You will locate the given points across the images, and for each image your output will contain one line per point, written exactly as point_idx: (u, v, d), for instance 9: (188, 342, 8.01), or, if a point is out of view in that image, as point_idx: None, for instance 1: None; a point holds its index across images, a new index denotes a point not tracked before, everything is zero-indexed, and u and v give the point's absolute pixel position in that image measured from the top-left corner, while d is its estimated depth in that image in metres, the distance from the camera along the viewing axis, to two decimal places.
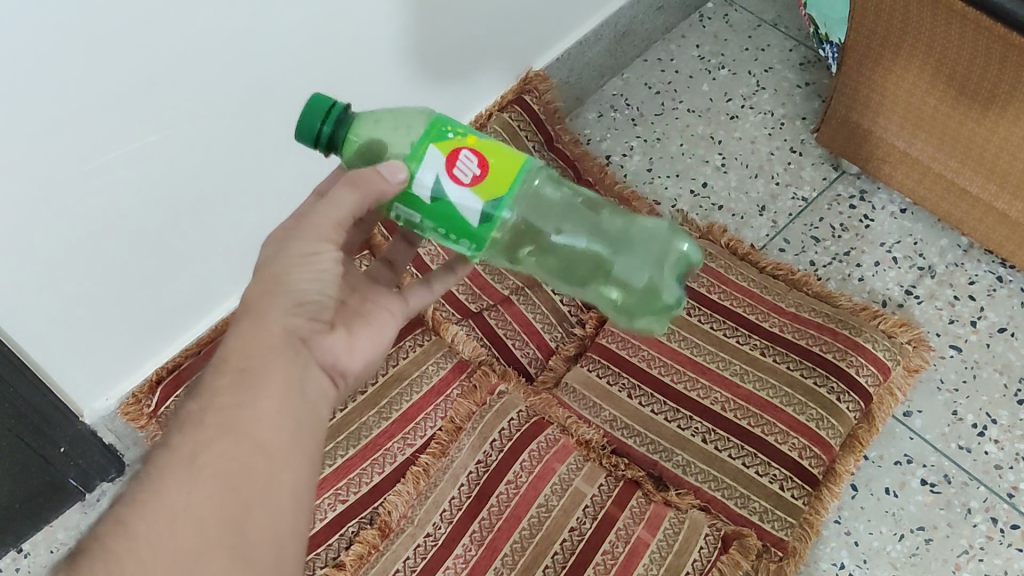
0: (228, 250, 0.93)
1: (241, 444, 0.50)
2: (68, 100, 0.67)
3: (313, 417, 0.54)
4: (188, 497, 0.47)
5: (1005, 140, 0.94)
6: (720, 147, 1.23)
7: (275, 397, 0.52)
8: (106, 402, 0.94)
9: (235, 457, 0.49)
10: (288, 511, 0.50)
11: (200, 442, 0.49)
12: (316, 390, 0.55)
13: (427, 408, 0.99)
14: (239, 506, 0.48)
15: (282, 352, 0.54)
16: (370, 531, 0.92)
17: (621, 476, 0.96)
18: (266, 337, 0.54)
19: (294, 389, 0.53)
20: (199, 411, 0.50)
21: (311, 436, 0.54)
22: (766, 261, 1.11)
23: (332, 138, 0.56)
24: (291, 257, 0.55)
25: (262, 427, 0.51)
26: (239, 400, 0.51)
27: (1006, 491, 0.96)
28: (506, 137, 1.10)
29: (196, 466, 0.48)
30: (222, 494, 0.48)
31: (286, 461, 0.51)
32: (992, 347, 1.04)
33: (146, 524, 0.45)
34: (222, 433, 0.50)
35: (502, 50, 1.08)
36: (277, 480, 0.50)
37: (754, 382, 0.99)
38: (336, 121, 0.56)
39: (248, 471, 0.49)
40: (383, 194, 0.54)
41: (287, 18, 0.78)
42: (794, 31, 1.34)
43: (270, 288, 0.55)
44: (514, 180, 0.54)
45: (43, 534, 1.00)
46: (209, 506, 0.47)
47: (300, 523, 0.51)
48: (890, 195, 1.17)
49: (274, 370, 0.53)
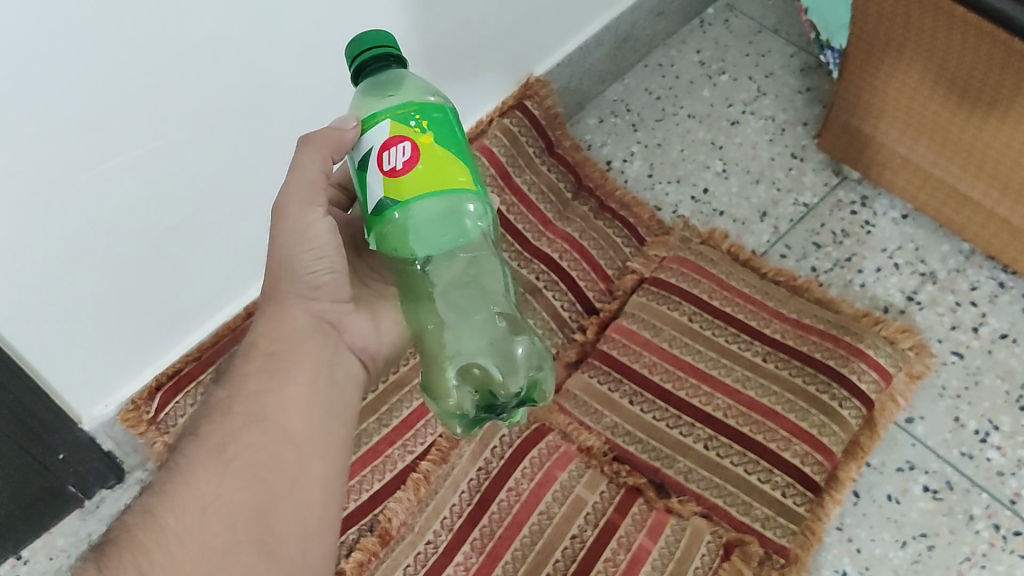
0: (227, 257, 0.92)
1: (266, 428, 0.58)
2: (69, 107, 0.67)
3: (337, 405, 0.63)
4: (216, 482, 0.55)
5: (1007, 145, 0.94)
6: (721, 152, 1.23)
7: (296, 386, 0.61)
8: (105, 408, 0.93)
9: (260, 442, 0.58)
10: (316, 498, 0.58)
11: (230, 433, 0.58)
12: (339, 376, 0.65)
13: (427, 415, 0.99)
14: (269, 494, 0.56)
15: (308, 337, 0.63)
16: (370, 539, 0.91)
17: (621, 483, 0.95)
18: (290, 327, 0.63)
19: (316, 376, 0.62)
20: (229, 400, 0.59)
21: (334, 426, 0.62)
22: (767, 267, 1.10)
23: (359, 68, 0.60)
24: (288, 240, 0.62)
25: (285, 412, 0.59)
26: (264, 390, 0.60)
27: (1008, 498, 0.95)
28: (508, 143, 1.12)
29: (225, 450, 0.57)
30: (248, 475, 0.56)
31: (311, 451, 0.59)
32: (993, 353, 1.04)
33: (173, 511, 0.53)
34: (248, 419, 0.58)
35: (504, 57, 1.08)
36: (304, 467, 0.58)
37: (757, 389, 0.99)
38: (376, 57, 0.59)
39: (276, 461, 0.57)
40: (338, 142, 0.60)
41: (287, 23, 0.78)
42: (794, 36, 1.34)
43: (282, 272, 0.63)
44: (419, 192, 0.55)
45: (41, 541, 1.00)
46: (235, 487, 0.55)
47: (331, 506, 0.59)
48: (891, 201, 1.17)
49: (296, 358, 0.62)
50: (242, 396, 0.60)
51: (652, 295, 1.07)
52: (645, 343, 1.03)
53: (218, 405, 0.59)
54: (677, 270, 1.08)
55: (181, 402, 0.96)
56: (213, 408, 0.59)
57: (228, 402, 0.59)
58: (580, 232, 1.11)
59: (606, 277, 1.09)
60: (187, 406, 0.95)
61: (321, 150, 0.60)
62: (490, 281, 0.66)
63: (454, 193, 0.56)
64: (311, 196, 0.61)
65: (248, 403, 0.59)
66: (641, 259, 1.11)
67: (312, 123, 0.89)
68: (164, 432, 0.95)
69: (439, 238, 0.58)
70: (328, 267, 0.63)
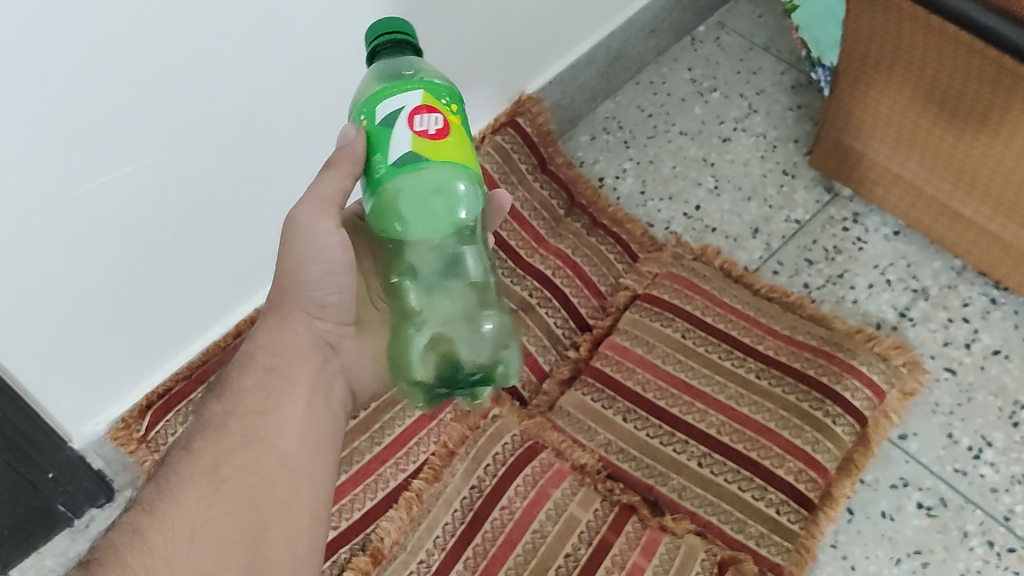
0: (216, 275, 0.92)
1: (260, 450, 0.59)
2: (57, 124, 0.67)
3: (330, 428, 0.64)
4: (206, 503, 0.55)
5: (998, 163, 0.94)
6: (713, 170, 1.23)
7: (291, 408, 0.62)
8: (94, 427, 0.92)
9: (253, 465, 0.58)
10: (306, 524, 0.59)
11: (223, 455, 0.58)
12: (333, 400, 0.66)
13: (419, 433, 0.98)
14: (259, 520, 0.56)
15: (310, 355, 0.65)
16: (361, 558, 0.91)
17: (615, 501, 0.95)
18: (294, 345, 0.65)
19: (311, 399, 0.63)
20: (224, 416, 0.60)
21: (325, 454, 0.62)
22: (760, 283, 1.10)
23: (376, 49, 0.60)
24: (300, 251, 0.63)
25: (280, 435, 0.60)
26: (260, 409, 0.61)
27: (1002, 514, 0.95)
28: (501, 160, 1.12)
29: (218, 471, 0.57)
30: (239, 499, 0.56)
31: (304, 477, 0.60)
32: (986, 369, 1.04)
33: (163, 532, 0.53)
34: (243, 438, 0.59)
35: (493, 75, 1.08)
36: (296, 494, 0.59)
37: (750, 405, 0.98)
38: (394, 40, 0.60)
39: (267, 487, 0.58)
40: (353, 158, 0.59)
41: (277, 42, 0.78)
42: (785, 54, 1.34)
43: (292, 287, 0.65)
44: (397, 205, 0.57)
45: (31, 560, 0.99)
46: (225, 511, 0.55)
47: (318, 532, 0.60)
48: (883, 217, 1.17)
49: (293, 379, 0.63)
50: (238, 414, 0.60)
51: (645, 311, 1.07)
52: (639, 360, 1.03)
53: (213, 422, 0.60)
54: (670, 286, 1.08)
55: (171, 421, 0.95)
56: (207, 424, 0.60)
57: (223, 418, 0.60)
58: (572, 249, 1.11)
59: (599, 293, 1.09)
60: (178, 424, 0.95)
61: (341, 169, 0.59)
62: (467, 263, 0.66)
63: (394, 179, 0.56)
64: (327, 210, 0.62)
65: (243, 423, 0.60)
66: (634, 275, 1.11)
67: (303, 141, 0.89)
68: (154, 450, 0.95)
69: (437, 212, 0.58)
70: (335, 286, 0.65)
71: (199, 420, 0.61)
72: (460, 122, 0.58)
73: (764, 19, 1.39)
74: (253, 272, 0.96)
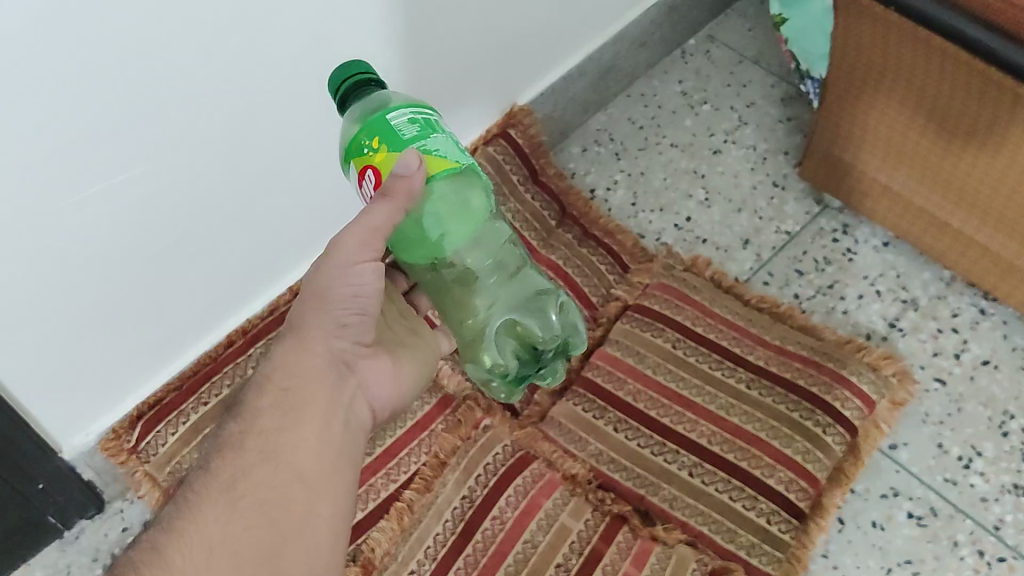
0: (207, 287, 0.92)
1: (277, 467, 0.59)
2: (49, 133, 0.67)
3: (353, 444, 0.64)
4: (223, 522, 0.55)
5: (986, 175, 0.95)
6: (703, 181, 1.24)
7: (308, 427, 0.61)
8: (85, 438, 0.92)
9: (271, 481, 0.58)
10: (325, 540, 0.59)
11: (241, 475, 0.58)
12: (350, 419, 0.65)
13: (411, 443, 0.98)
14: (277, 538, 0.57)
15: (329, 376, 0.64)
16: (353, 569, 0.91)
17: (607, 511, 0.94)
18: (312, 363, 0.63)
19: (329, 416, 0.62)
20: (242, 435, 0.60)
21: (346, 469, 0.63)
22: (751, 294, 1.11)
23: (342, 99, 0.62)
24: (332, 272, 0.62)
25: (299, 452, 0.60)
26: (279, 427, 0.60)
27: (993, 524, 0.95)
28: (493, 172, 1.13)
29: (235, 488, 0.57)
30: (257, 516, 0.56)
31: (324, 494, 0.60)
32: (976, 379, 1.04)
33: (182, 551, 0.53)
34: (260, 457, 0.59)
35: (486, 86, 1.08)
36: (315, 511, 0.59)
37: (740, 416, 0.99)
38: (354, 82, 0.62)
39: (286, 503, 0.58)
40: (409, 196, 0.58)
41: (272, 55, 0.79)
42: (775, 67, 1.36)
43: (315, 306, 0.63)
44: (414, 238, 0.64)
45: (20, 572, 0.98)
46: (243, 528, 0.56)
47: (337, 546, 0.60)
48: (872, 229, 1.18)
49: (309, 398, 0.62)
50: (255, 432, 0.60)
51: (636, 321, 1.07)
52: (631, 371, 1.03)
53: (230, 440, 0.59)
54: (661, 297, 1.09)
55: (163, 431, 0.96)
56: (225, 442, 0.60)
57: (240, 438, 0.59)
58: (563, 259, 1.11)
59: (590, 303, 1.10)
60: (170, 434, 0.96)
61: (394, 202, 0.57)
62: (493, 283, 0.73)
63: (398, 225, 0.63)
64: (371, 240, 0.61)
65: (261, 440, 0.59)
66: (625, 286, 1.11)
67: (297, 152, 0.90)
68: (144, 461, 0.96)
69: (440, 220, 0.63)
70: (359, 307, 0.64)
71: (214, 440, 0.60)
72: (389, 144, 0.57)
73: (754, 32, 1.40)
74: (243, 282, 0.96)
